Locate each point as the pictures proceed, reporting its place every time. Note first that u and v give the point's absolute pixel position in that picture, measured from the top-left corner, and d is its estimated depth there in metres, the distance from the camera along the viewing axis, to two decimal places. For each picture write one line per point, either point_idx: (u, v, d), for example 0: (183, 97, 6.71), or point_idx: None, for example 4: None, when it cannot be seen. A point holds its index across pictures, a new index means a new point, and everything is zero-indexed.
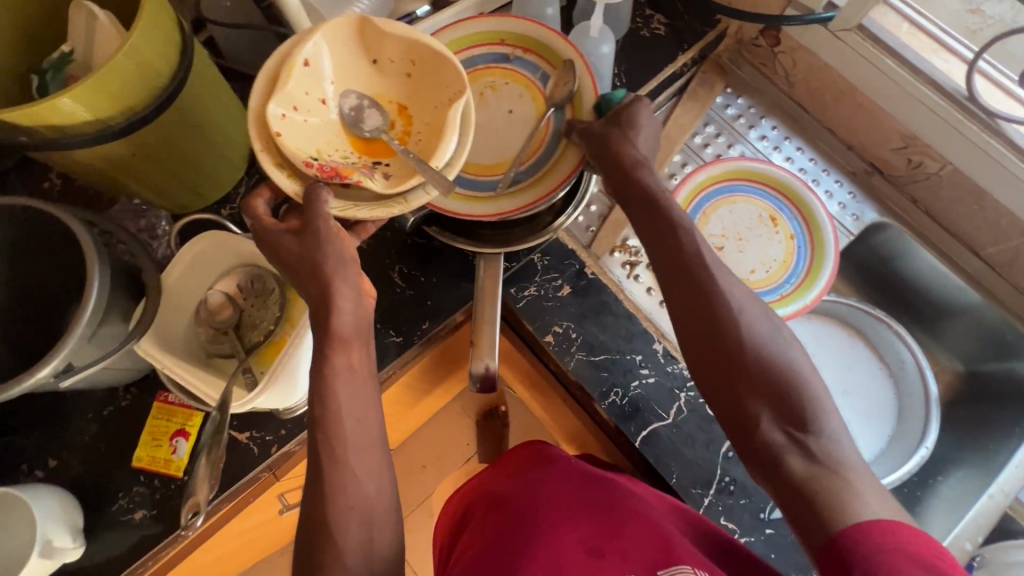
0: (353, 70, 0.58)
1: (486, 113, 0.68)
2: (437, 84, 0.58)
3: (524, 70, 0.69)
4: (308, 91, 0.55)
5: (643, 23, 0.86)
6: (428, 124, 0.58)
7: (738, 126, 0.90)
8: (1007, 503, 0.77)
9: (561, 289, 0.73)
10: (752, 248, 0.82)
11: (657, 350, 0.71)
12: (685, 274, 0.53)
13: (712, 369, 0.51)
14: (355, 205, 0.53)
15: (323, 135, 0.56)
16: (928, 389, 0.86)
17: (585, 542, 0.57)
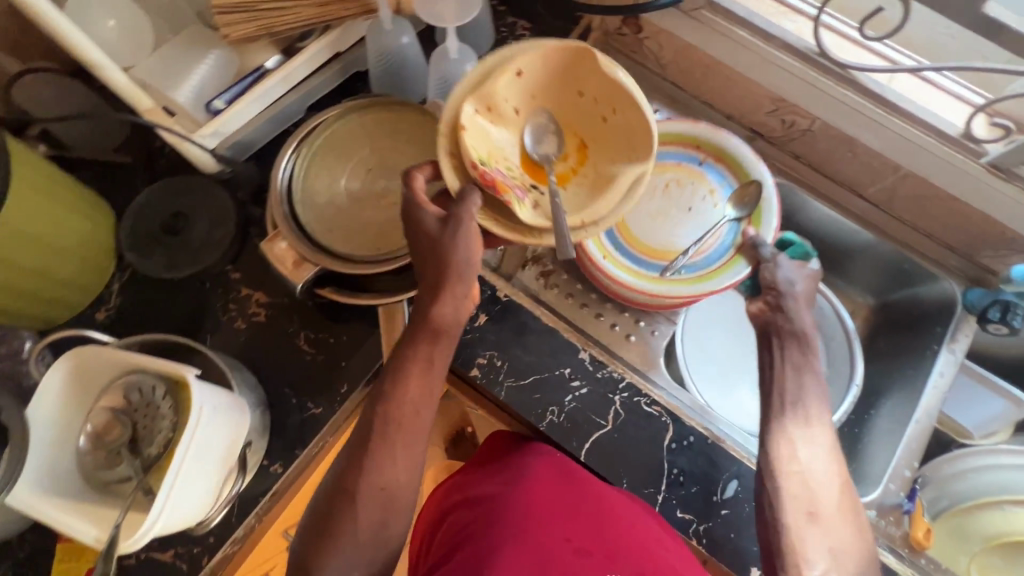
0: (556, 92, 0.62)
1: (666, 204, 0.78)
2: (622, 137, 0.60)
3: (709, 176, 0.78)
4: (508, 99, 0.59)
5: (508, 32, 0.86)
6: (596, 171, 0.61)
7: None
8: (931, 425, 0.80)
9: (477, 318, 0.72)
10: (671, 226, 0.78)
11: (584, 359, 0.71)
12: (792, 418, 0.57)
13: (791, 501, 0.55)
14: (494, 220, 0.57)
15: (501, 148, 0.59)
16: (847, 326, 0.91)
17: (572, 542, 0.62)
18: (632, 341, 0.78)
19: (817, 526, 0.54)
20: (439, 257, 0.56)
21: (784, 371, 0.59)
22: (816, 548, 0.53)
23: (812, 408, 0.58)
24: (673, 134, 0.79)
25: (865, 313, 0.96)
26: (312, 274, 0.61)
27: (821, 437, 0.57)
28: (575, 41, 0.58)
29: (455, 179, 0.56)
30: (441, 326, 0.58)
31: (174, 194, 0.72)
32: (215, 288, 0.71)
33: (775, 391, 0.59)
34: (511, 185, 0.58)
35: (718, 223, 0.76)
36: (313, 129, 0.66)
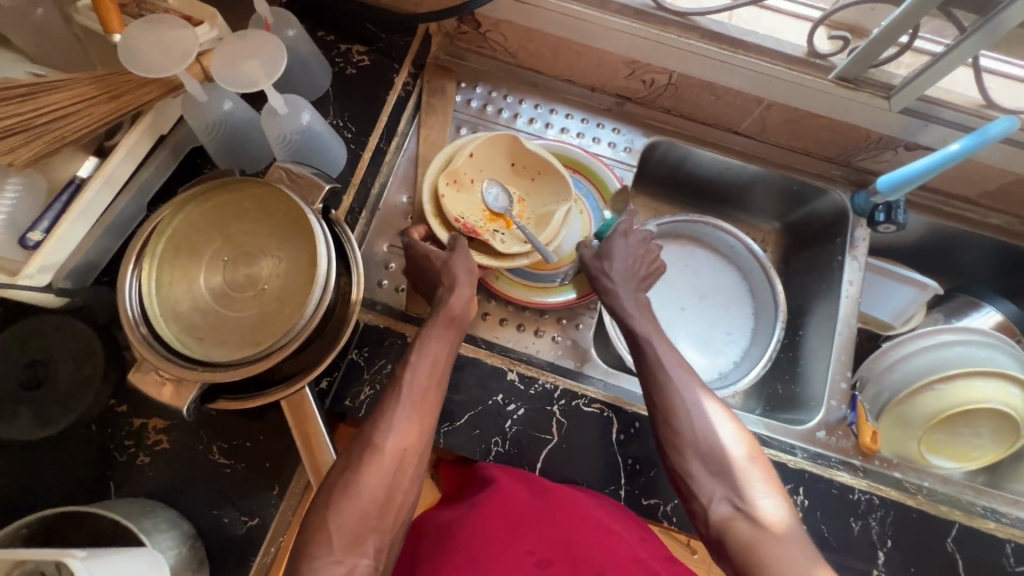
0: (497, 166, 0.77)
1: (526, 196, 0.77)
2: (552, 189, 0.76)
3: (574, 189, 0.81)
4: (468, 173, 0.75)
5: (344, 60, 0.80)
6: (538, 214, 0.76)
7: (488, 116, 0.87)
8: (853, 333, 0.83)
9: (394, 373, 0.68)
10: (533, 212, 0.77)
11: (513, 380, 0.69)
12: (644, 365, 0.64)
13: (668, 439, 0.59)
14: (479, 254, 0.72)
15: (470, 205, 0.75)
16: (759, 256, 0.93)
17: (535, 555, 0.58)
18: (559, 342, 0.77)
19: (695, 452, 0.57)
20: (448, 271, 0.69)
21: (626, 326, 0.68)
22: (709, 477, 0.56)
23: (653, 350, 0.65)
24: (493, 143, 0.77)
25: (775, 237, 0.99)
26: (194, 393, 0.55)
27: (671, 366, 0.63)
28: (504, 131, 0.74)
29: (444, 232, 0.72)
30: (455, 313, 0.66)
31: (25, 340, 0.64)
32: (103, 429, 0.64)
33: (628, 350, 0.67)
34: (482, 228, 0.73)
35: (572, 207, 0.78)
36: (150, 231, 0.57)
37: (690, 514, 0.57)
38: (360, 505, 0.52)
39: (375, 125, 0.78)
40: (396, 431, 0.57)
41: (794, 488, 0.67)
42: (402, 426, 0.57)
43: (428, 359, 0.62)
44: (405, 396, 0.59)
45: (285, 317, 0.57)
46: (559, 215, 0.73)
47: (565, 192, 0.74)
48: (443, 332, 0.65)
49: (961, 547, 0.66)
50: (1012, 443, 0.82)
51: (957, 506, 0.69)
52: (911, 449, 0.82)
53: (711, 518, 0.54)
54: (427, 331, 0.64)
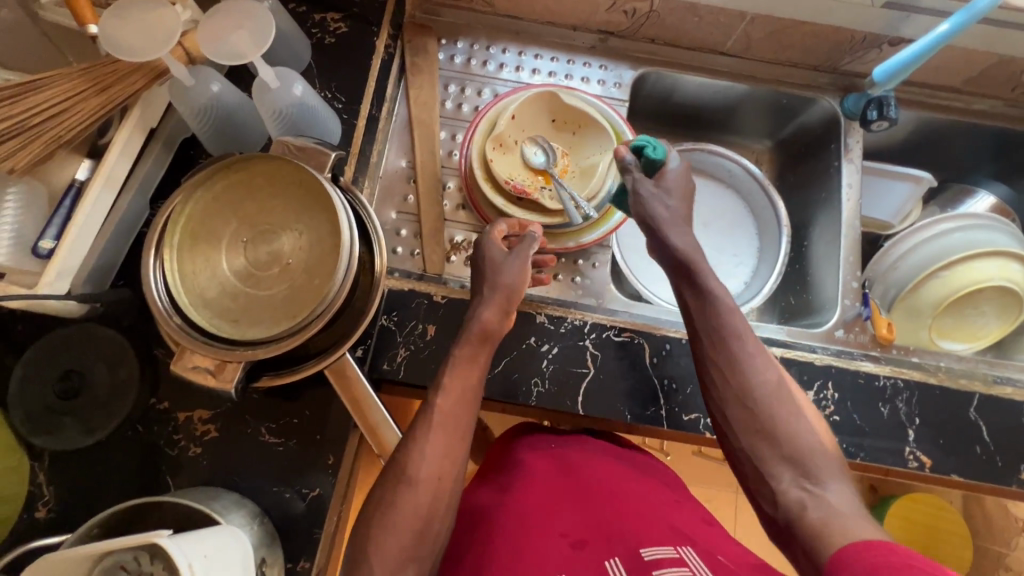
0: (536, 124, 0.78)
1: (567, 149, 0.78)
2: (593, 141, 0.76)
3: (589, 133, 0.77)
4: (511, 135, 0.76)
5: (322, 30, 0.79)
6: (584, 167, 0.76)
7: (475, 70, 0.86)
8: (857, 234, 0.85)
9: (427, 332, 0.69)
10: (577, 165, 0.77)
11: (543, 322, 0.70)
12: (715, 348, 0.58)
13: (738, 421, 0.56)
14: (529, 214, 0.73)
15: (516, 166, 0.75)
16: (756, 175, 0.95)
17: (569, 536, 0.57)
18: (580, 283, 0.78)
19: (773, 442, 0.54)
20: (495, 275, 0.62)
21: (689, 300, 0.62)
22: (778, 460, 0.53)
23: (722, 326, 0.59)
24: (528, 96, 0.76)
25: (768, 155, 1.00)
26: (238, 373, 0.55)
27: (747, 351, 0.58)
28: (541, 89, 0.75)
29: (494, 194, 0.73)
30: (489, 328, 0.59)
31: (56, 352, 0.64)
32: (149, 428, 0.64)
33: (691, 326, 0.61)
34: (531, 187, 0.74)
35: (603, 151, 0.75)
36: (166, 217, 0.57)
37: (756, 499, 0.54)
38: (424, 450, 0.53)
39: (364, 91, 0.77)
40: (445, 411, 0.55)
41: (823, 383, 0.70)
42: (450, 394, 0.56)
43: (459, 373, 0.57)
44: (454, 366, 0.58)
45: (312, 291, 0.57)
46: (604, 165, 0.74)
47: (608, 142, 0.75)
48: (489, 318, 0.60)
49: (984, 414, 0.70)
50: (1012, 318, 0.87)
51: (976, 379, 0.73)
52: (922, 336, 0.86)
53: (781, 502, 0.52)
54: (457, 350, 0.58)
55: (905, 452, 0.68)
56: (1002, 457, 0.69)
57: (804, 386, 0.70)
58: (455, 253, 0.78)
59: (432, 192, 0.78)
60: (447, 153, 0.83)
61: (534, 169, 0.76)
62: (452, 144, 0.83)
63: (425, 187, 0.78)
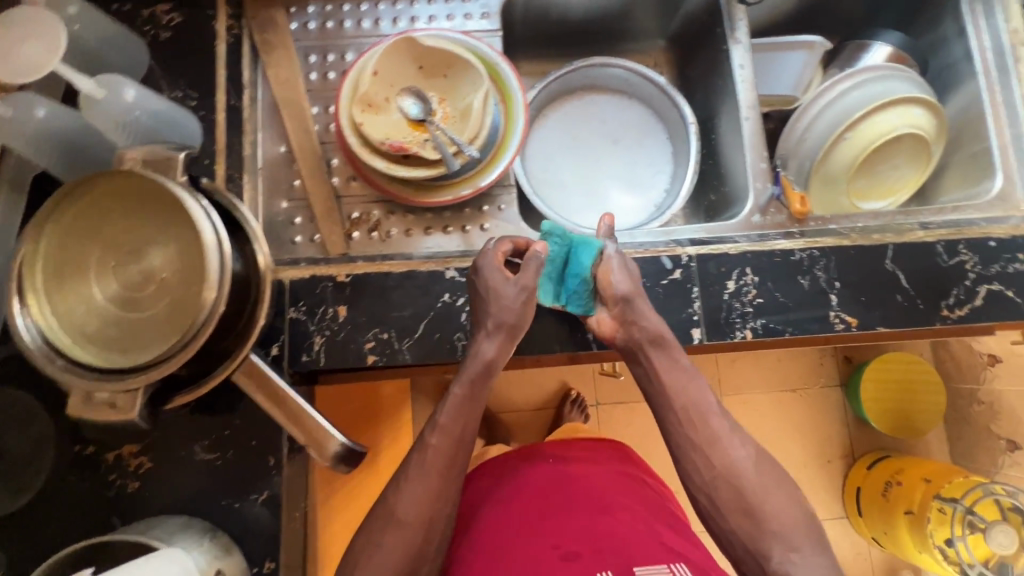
0: (405, 76, 0.73)
1: (443, 95, 0.74)
2: (465, 80, 0.73)
3: (460, 73, 0.73)
4: (379, 93, 0.71)
5: (153, 25, 0.73)
6: (463, 109, 0.73)
7: (333, 33, 0.81)
8: (758, 116, 0.84)
9: (339, 314, 0.67)
10: (456, 108, 0.73)
11: (453, 276, 0.69)
12: (689, 423, 0.61)
13: (723, 502, 0.58)
14: (414, 170, 0.69)
15: (393, 124, 0.71)
16: (653, 79, 0.92)
17: (560, 548, 0.65)
18: (489, 229, 0.77)
19: (761, 521, 0.56)
20: (492, 311, 0.63)
21: (661, 376, 0.63)
22: (766, 535, 0.56)
23: (692, 402, 0.62)
24: (390, 51, 0.72)
25: (661, 57, 0.97)
26: (137, 398, 0.53)
27: (724, 428, 0.61)
28: (397, 36, 0.71)
29: (373, 158, 0.69)
30: (490, 364, 0.62)
31: None
32: (81, 476, 0.63)
33: (669, 407, 0.62)
34: (410, 141, 0.70)
35: (478, 87, 0.71)
36: (18, 263, 0.53)
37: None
38: None
39: (216, 82, 0.72)
40: (444, 425, 0.60)
41: (741, 271, 0.70)
42: (446, 419, 0.61)
43: (455, 418, 0.61)
44: (457, 391, 0.62)
45: (192, 302, 0.55)
46: (480, 102, 0.70)
47: (479, 76, 0.71)
48: (500, 343, 0.63)
49: (900, 262, 0.71)
50: (925, 168, 0.88)
51: (890, 229, 0.73)
52: (842, 200, 0.86)
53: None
54: (458, 388, 0.62)
55: (830, 317, 0.69)
56: (924, 300, 0.70)
57: (723, 278, 0.70)
58: (357, 229, 0.76)
59: (318, 172, 0.75)
60: (325, 127, 0.79)
61: (412, 124, 0.72)
62: (328, 117, 0.79)
63: (309, 168, 0.75)
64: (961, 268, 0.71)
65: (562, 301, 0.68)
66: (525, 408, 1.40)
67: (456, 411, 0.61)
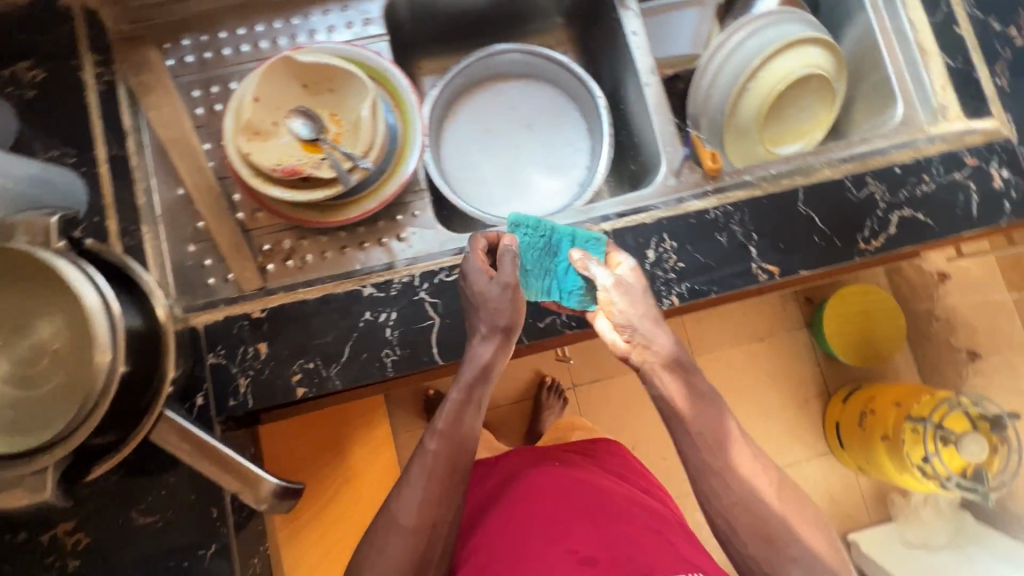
0: (290, 97, 0.71)
1: (333, 110, 0.72)
2: (351, 90, 0.71)
3: (346, 84, 0.71)
4: (264, 119, 0.69)
5: (15, 85, 0.70)
6: (355, 120, 0.70)
7: (213, 63, 0.79)
8: (657, 79, 0.83)
9: (260, 352, 0.65)
10: (348, 121, 0.71)
11: (371, 293, 0.67)
12: (721, 449, 0.57)
13: (743, 531, 0.56)
14: (312, 192, 0.67)
15: (284, 148, 0.69)
16: (554, 58, 0.91)
17: (577, 553, 0.62)
18: (407, 237, 0.75)
19: (782, 547, 0.55)
20: (483, 315, 0.62)
21: (674, 394, 0.58)
22: (786, 563, 0.55)
23: (713, 429, 0.57)
24: (269, 75, 0.70)
25: (559, 35, 0.97)
26: (47, 480, 0.51)
27: (741, 456, 0.58)
28: (273, 59, 0.69)
29: (268, 187, 0.67)
30: (487, 365, 0.61)
31: None
32: (14, 565, 0.61)
33: (685, 428, 0.58)
34: (303, 162, 0.67)
35: (364, 96, 0.69)
36: None
37: None
38: None
39: (93, 134, 0.70)
40: (444, 428, 0.59)
41: (658, 238, 0.71)
42: (446, 424, 0.60)
43: (452, 421, 0.60)
44: (456, 395, 0.61)
45: (84, 372, 0.52)
46: (369, 112, 0.68)
47: (365, 86, 0.69)
48: (498, 344, 0.62)
49: (812, 204, 0.72)
50: (835, 107, 0.88)
51: (798, 171, 0.74)
52: (757, 147, 0.86)
53: None
54: (455, 393, 0.60)
55: (752, 269, 0.70)
56: (841, 237, 0.71)
57: (642, 248, 0.70)
58: (271, 262, 0.74)
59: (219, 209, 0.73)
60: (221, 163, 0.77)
61: (304, 145, 0.69)
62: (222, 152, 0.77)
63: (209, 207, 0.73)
64: (871, 199, 0.72)
65: (557, 300, 0.66)
66: (506, 402, 1.40)
67: (459, 412, 0.60)
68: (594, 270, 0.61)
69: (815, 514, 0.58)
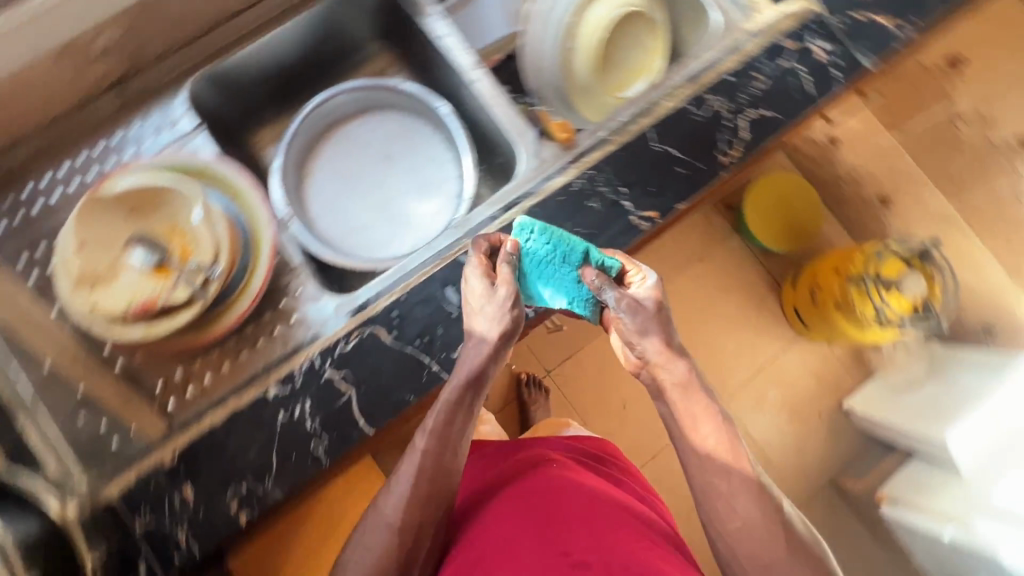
0: (117, 229, 0.66)
1: (167, 226, 0.67)
2: (180, 201, 0.68)
3: (171, 197, 0.68)
4: (97, 263, 0.64)
5: None
6: (195, 229, 0.67)
7: (31, 220, 0.74)
8: (484, 71, 0.82)
9: (187, 497, 0.62)
10: (189, 232, 0.67)
11: (277, 393, 0.65)
12: (707, 473, 0.64)
13: (739, 552, 0.63)
14: (177, 317, 0.64)
15: (130, 284, 0.64)
16: (384, 85, 0.89)
17: (570, 556, 0.61)
18: (297, 319, 0.73)
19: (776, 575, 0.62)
20: (477, 322, 0.63)
21: (697, 432, 0.65)
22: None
23: (720, 462, 0.64)
24: (85, 216, 0.65)
25: (382, 57, 0.95)
26: None
27: (740, 488, 0.64)
28: (82, 200, 0.65)
29: (129, 330, 0.63)
30: (478, 372, 0.62)
31: None
32: None
33: (691, 449, 0.65)
34: (156, 292, 0.64)
35: (196, 203, 0.67)
36: None
37: None
38: None
39: None
40: (433, 430, 0.64)
41: None
42: (433, 430, 0.64)
43: (442, 425, 0.64)
44: (446, 403, 0.63)
45: None
46: (202, 217, 0.67)
47: (191, 193, 0.67)
48: (485, 347, 0.62)
49: (665, 139, 0.73)
50: (664, 34, 0.89)
51: (643, 112, 0.74)
52: (605, 97, 0.86)
53: None
54: (444, 402, 0.63)
55: (632, 222, 0.71)
56: (702, 160, 0.72)
57: None
58: (171, 398, 0.70)
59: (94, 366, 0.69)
60: None
61: (150, 272, 0.65)
62: None
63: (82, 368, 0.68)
64: (715, 113, 0.74)
65: (566, 306, 0.66)
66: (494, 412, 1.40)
67: (448, 419, 0.64)
68: (607, 292, 0.62)
69: (806, 540, 0.64)
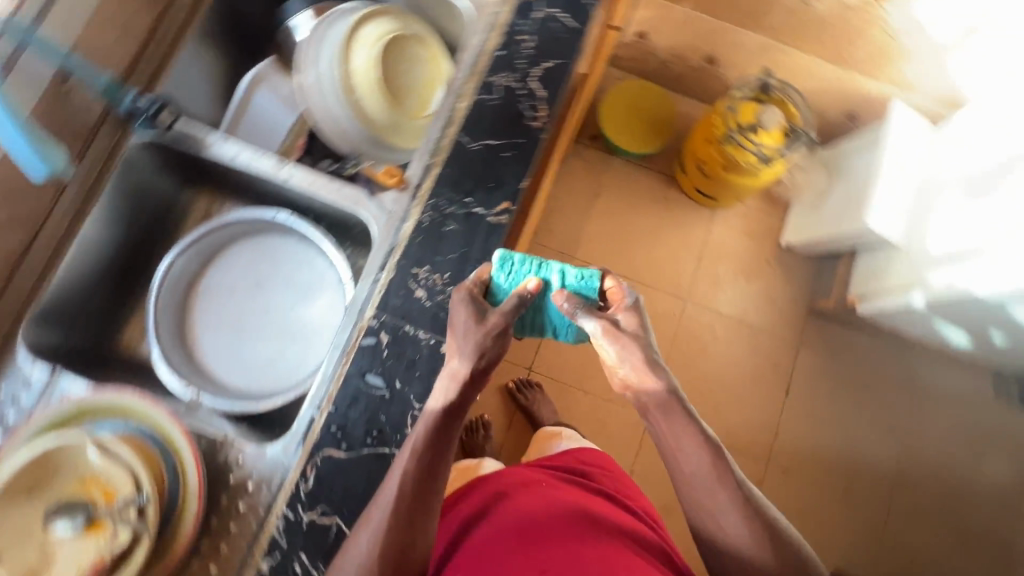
0: (19, 519, 0.60)
1: (71, 483, 0.62)
2: (71, 453, 0.62)
3: (59, 454, 0.62)
4: (22, 560, 0.60)
5: None
6: (102, 469, 0.62)
7: None
8: (288, 166, 0.81)
9: None
10: (97, 476, 0.62)
11: (272, 566, 0.64)
12: (694, 492, 0.64)
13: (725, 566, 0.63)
14: (133, 558, 0.61)
15: (67, 560, 0.59)
16: (214, 227, 0.87)
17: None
18: (255, 486, 0.69)
19: None
20: (458, 333, 0.66)
21: (682, 446, 0.65)
22: None
23: (705, 471, 0.64)
24: None
25: (198, 202, 0.93)
26: None
27: (726, 500, 0.63)
28: None
29: None
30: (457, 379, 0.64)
31: None
32: None
33: (676, 459, 0.66)
34: (99, 549, 0.60)
35: (88, 445, 0.62)
36: None
37: None
38: None
39: None
40: (417, 453, 0.62)
41: (413, 275, 0.71)
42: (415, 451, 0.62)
43: (425, 445, 0.62)
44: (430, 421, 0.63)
45: None
46: (102, 453, 0.63)
47: (78, 439, 0.62)
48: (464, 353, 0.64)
49: (478, 135, 0.75)
50: (432, 40, 0.90)
51: (446, 123, 0.76)
52: (413, 124, 0.87)
53: None
54: (427, 418, 0.63)
55: (492, 221, 0.73)
56: (518, 135, 0.75)
57: (411, 295, 0.71)
58: None
59: None
60: None
61: (81, 537, 0.60)
62: None
63: None
64: (506, 89, 0.76)
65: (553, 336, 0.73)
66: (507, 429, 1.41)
67: (434, 437, 0.63)
68: (580, 315, 0.67)
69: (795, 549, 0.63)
